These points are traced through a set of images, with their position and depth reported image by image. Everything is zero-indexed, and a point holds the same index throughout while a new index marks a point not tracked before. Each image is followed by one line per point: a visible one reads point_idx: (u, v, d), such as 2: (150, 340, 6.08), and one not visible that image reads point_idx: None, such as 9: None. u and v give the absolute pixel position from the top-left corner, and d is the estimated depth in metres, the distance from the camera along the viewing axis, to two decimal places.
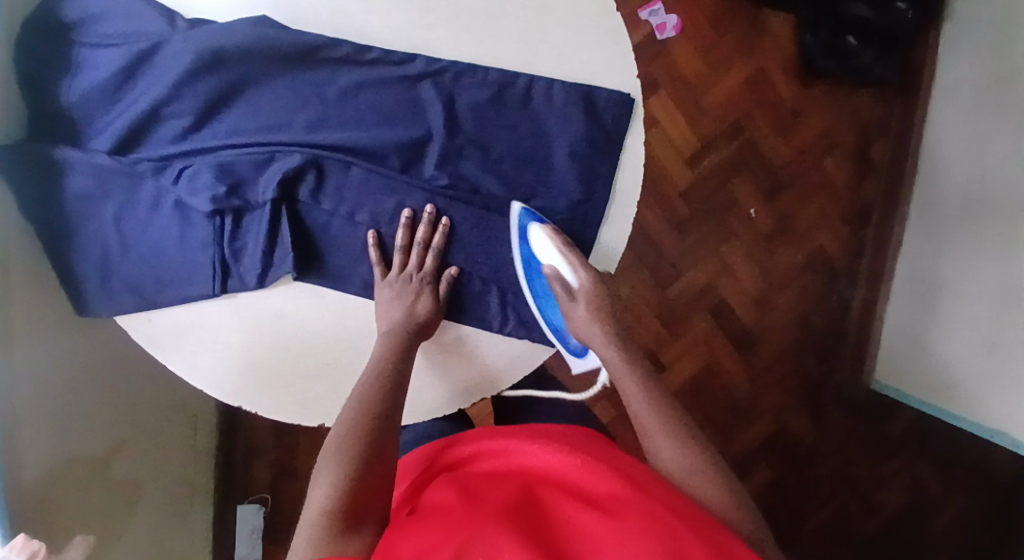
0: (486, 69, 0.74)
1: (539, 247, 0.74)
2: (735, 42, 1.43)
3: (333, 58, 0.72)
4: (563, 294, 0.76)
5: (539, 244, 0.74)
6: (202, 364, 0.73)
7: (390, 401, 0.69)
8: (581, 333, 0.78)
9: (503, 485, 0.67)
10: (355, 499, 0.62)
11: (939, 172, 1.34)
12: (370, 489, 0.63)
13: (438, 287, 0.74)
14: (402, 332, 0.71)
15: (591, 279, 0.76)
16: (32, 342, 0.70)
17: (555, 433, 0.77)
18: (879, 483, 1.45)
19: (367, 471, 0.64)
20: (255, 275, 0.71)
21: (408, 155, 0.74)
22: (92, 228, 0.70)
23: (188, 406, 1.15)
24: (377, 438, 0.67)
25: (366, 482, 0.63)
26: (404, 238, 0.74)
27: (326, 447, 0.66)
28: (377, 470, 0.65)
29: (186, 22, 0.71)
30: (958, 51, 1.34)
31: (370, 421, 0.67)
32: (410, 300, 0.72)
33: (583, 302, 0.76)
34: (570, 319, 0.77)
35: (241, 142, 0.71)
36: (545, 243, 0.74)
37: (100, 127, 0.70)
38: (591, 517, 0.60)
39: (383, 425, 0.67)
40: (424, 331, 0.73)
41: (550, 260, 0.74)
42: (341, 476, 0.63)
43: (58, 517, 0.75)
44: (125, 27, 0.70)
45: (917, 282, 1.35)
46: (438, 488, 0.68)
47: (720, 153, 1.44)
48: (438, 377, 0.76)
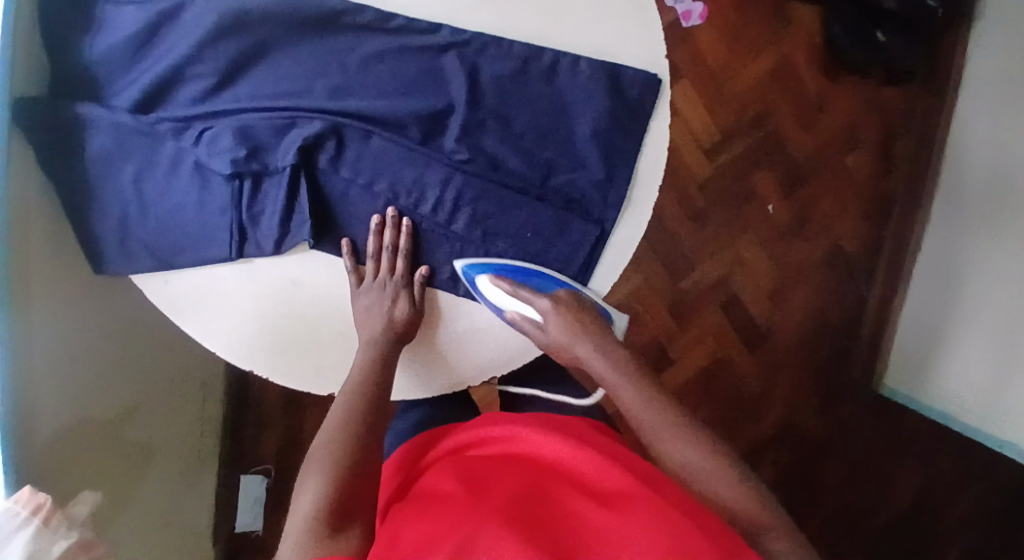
0: (511, 42, 0.74)
1: (491, 298, 0.73)
2: (761, 32, 1.42)
3: (356, 25, 0.72)
4: (536, 331, 0.74)
5: (491, 295, 0.73)
6: (218, 328, 0.74)
7: (378, 400, 0.71)
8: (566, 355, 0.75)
9: (507, 474, 0.69)
10: (340, 502, 0.63)
11: (964, 170, 1.32)
12: (359, 489, 0.65)
13: (414, 289, 0.74)
14: (384, 340, 0.72)
15: (553, 307, 0.73)
16: (48, 297, 0.71)
17: (555, 419, 0.79)
18: (887, 484, 1.44)
19: (358, 472, 0.66)
20: (272, 241, 0.71)
21: (428, 127, 0.73)
22: (111, 188, 0.70)
23: (199, 372, 1.15)
24: (366, 438, 0.68)
25: (356, 482, 0.65)
26: (374, 244, 0.73)
27: (314, 447, 0.68)
28: (367, 469, 0.67)
29: None
30: (988, 46, 1.32)
31: (360, 421, 0.69)
32: (382, 310, 0.72)
33: (558, 330, 0.74)
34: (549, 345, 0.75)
35: (262, 106, 0.71)
36: (496, 293, 0.73)
37: (122, 86, 0.70)
38: (607, 514, 0.61)
39: (372, 426, 0.69)
40: (404, 335, 0.73)
41: (507, 306, 0.74)
42: (331, 472, 0.65)
43: (69, 474, 0.76)
44: None
45: (936, 280, 1.34)
46: (438, 472, 0.70)
47: (740, 143, 1.42)
48: (423, 376, 0.77)
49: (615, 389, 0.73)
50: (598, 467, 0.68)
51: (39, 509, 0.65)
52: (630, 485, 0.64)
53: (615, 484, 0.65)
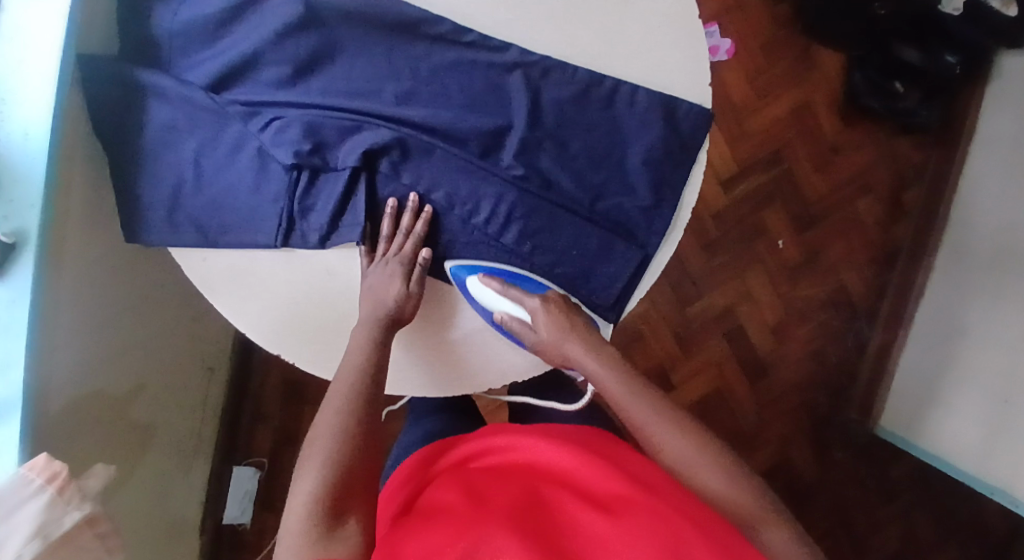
0: (577, 67, 0.76)
1: (481, 297, 0.74)
2: (785, 73, 1.45)
3: (432, 35, 0.74)
4: (525, 330, 0.75)
5: (481, 294, 0.75)
6: (250, 309, 0.74)
7: (371, 394, 0.70)
8: (555, 357, 0.75)
9: (507, 482, 0.69)
10: (335, 502, 0.63)
11: (971, 225, 1.35)
12: (352, 489, 0.65)
13: (413, 272, 0.73)
14: (375, 321, 0.71)
15: (541, 305, 0.74)
16: (80, 263, 0.72)
17: (557, 428, 0.78)
18: (872, 528, 1.45)
19: (352, 469, 0.66)
20: (318, 235, 0.72)
21: (488, 142, 0.75)
22: (169, 160, 0.71)
23: (207, 358, 1.14)
24: (363, 432, 0.68)
25: (350, 480, 0.65)
26: (388, 227, 0.74)
27: (308, 443, 0.67)
28: (362, 469, 0.66)
29: None
30: (1003, 107, 1.36)
31: (357, 416, 0.68)
32: (381, 291, 0.71)
33: (545, 328, 0.74)
34: (539, 349, 0.75)
35: (331, 105, 0.72)
36: (487, 292, 0.74)
37: (197, 63, 0.72)
38: (607, 524, 0.62)
39: (370, 421, 0.69)
40: (401, 317, 0.72)
41: (496, 305, 0.74)
42: (326, 467, 0.64)
43: (73, 444, 0.76)
44: None
45: (937, 330, 1.36)
46: (442, 483, 0.71)
47: (756, 179, 1.45)
48: (431, 370, 0.77)
49: (606, 385, 0.75)
50: (591, 470, 0.69)
51: (53, 478, 0.64)
52: (627, 488, 0.65)
53: (612, 491, 0.66)
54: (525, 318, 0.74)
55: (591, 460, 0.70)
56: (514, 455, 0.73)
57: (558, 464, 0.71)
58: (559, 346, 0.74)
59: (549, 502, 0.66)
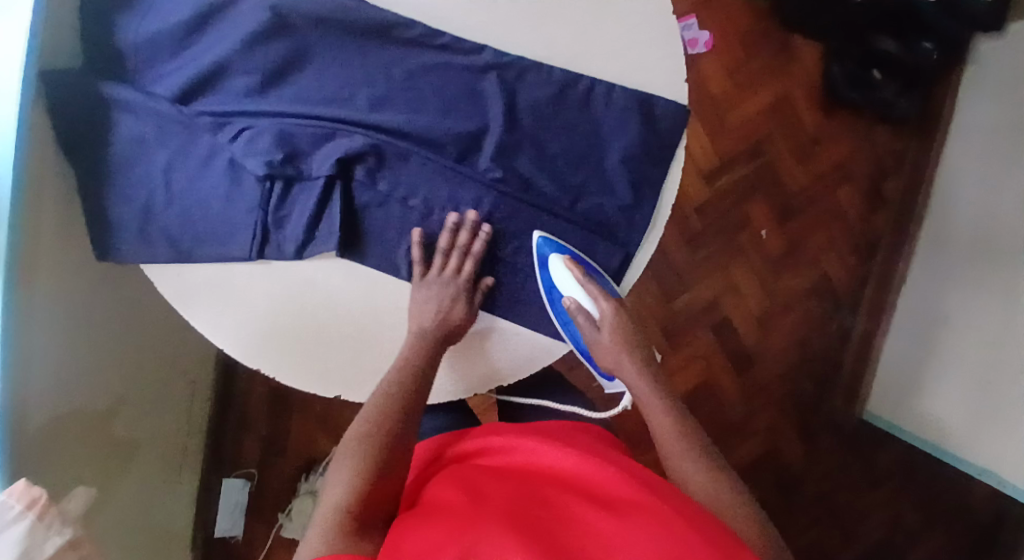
0: (552, 67, 0.75)
1: (558, 277, 0.75)
2: (764, 64, 1.45)
3: (405, 39, 0.73)
4: (589, 324, 0.76)
5: (558, 274, 0.75)
6: (228, 324, 0.72)
7: (416, 396, 0.70)
8: (607, 362, 0.77)
9: (508, 480, 0.68)
10: (365, 499, 0.63)
11: (952, 213, 1.36)
12: (383, 481, 0.65)
13: (473, 295, 0.75)
14: (437, 336, 0.72)
15: (613, 309, 0.76)
16: (54, 281, 0.70)
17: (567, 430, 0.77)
18: (862, 514, 1.46)
19: (384, 478, 0.65)
20: (295, 245, 0.71)
21: (465, 145, 0.74)
22: (139, 174, 0.70)
23: (188, 370, 1.12)
24: (390, 445, 0.67)
25: (378, 489, 0.64)
26: (446, 243, 0.74)
27: (339, 454, 0.67)
28: (391, 478, 0.66)
29: None
30: (979, 94, 1.37)
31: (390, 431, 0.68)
32: (444, 307, 0.72)
33: (610, 330, 0.76)
34: (596, 347, 0.77)
35: (304, 113, 0.71)
36: (566, 274, 0.74)
37: (163, 74, 0.70)
38: (606, 523, 0.60)
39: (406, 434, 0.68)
40: (454, 336, 0.73)
41: (571, 290, 0.75)
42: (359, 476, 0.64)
43: (54, 466, 0.74)
44: None
45: (920, 317, 1.37)
46: (444, 482, 0.69)
47: (738, 171, 1.45)
48: (452, 368, 0.77)
49: (639, 395, 0.75)
50: (593, 469, 0.68)
51: (33, 504, 0.63)
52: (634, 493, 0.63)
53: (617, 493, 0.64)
54: (592, 313, 0.76)
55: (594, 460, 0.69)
56: (517, 454, 0.73)
57: (560, 463, 0.70)
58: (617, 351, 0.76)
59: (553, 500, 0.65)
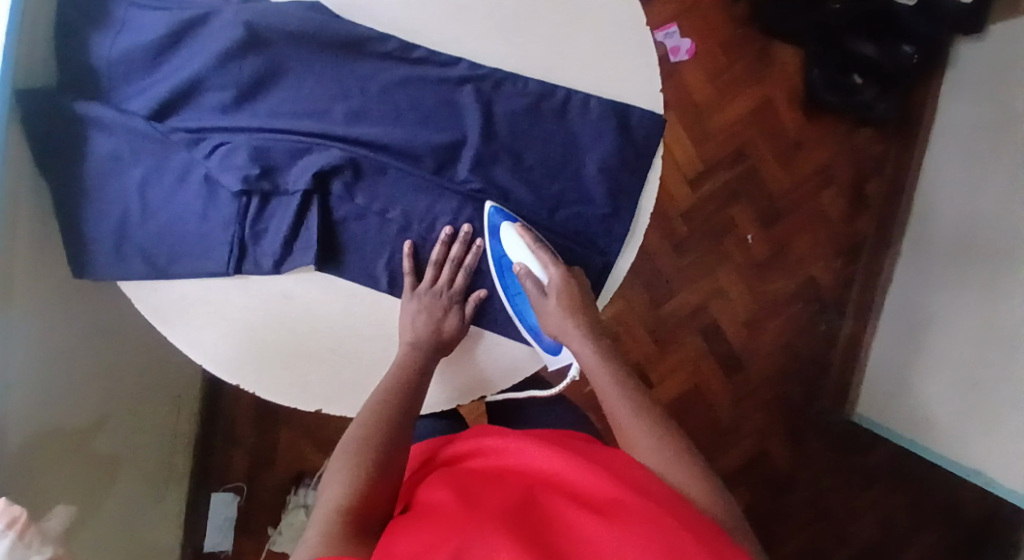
0: (527, 79, 0.75)
1: (509, 246, 0.75)
2: (745, 70, 1.46)
3: (380, 52, 0.73)
4: (536, 291, 0.75)
5: (509, 242, 0.75)
6: (205, 339, 0.72)
7: (410, 401, 0.70)
8: (552, 329, 0.76)
9: (500, 484, 0.63)
10: (366, 499, 0.62)
11: (935, 215, 1.37)
12: (384, 480, 0.64)
13: (465, 307, 0.76)
14: (428, 347, 0.72)
15: (562, 276, 0.75)
16: (30, 299, 0.70)
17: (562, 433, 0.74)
18: (853, 516, 1.47)
19: (371, 487, 0.63)
20: (272, 260, 0.71)
21: (442, 158, 0.75)
22: (114, 190, 0.70)
23: (174, 385, 1.11)
24: (387, 445, 0.66)
25: (366, 499, 0.61)
26: (439, 254, 0.75)
27: (327, 472, 0.65)
28: (379, 489, 0.63)
29: None
30: (959, 97, 1.39)
31: (377, 443, 0.66)
32: (437, 318, 0.72)
33: (556, 297, 0.74)
34: (542, 316, 0.75)
35: (280, 128, 0.71)
36: (515, 242, 0.74)
37: (137, 90, 0.70)
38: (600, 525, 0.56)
39: (395, 443, 0.67)
40: (447, 348, 0.74)
41: (521, 258, 0.75)
42: (344, 489, 0.62)
43: (35, 484, 0.73)
44: None
45: (906, 318, 1.38)
46: (436, 485, 0.65)
47: (722, 177, 1.46)
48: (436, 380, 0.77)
49: (585, 361, 0.75)
50: (590, 471, 0.62)
51: (12, 523, 0.62)
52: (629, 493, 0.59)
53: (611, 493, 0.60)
54: (541, 280, 0.75)
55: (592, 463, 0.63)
56: (507, 453, 0.68)
57: (555, 465, 0.64)
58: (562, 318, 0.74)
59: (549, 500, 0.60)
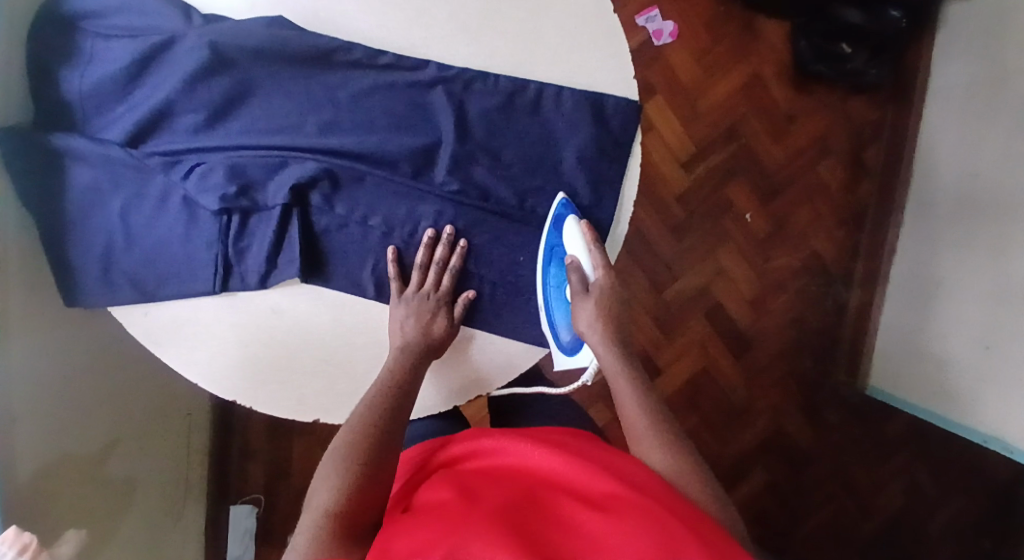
0: (497, 76, 0.75)
1: (568, 238, 0.75)
2: (731, 48, 1.45)
3: (347, 62, 0.74)
4: (578, 287, 0.75)
5: (570, 236, 0.75)
6: (199, 360, 0.73)
7: (400, 401, 0.70)
8: (581, 325, 0.76)
9: (500, 488, 0.61)
10: (355, 503, 0.62)
11: (935, 178, 1.35)
12: (376, 479, 0.65)
13: (454, 309, 0.75)
14: (416, 346, 0.72)
15: (607, 281, 0.76)
16: (29, 332, 0.71)
17: (558, 431, 0.73)
18: (876, 488, 1.45)
19: (358, 494, 0.63)
20: (257, 275, 0.73)
21: (419, 162, 0.75)
22: (98, 220, 0.71)
23: (183, 404, 1.13)
24: (376, 447, 0.66)
25: (354, 509, 0.62)
26: (423, 258, 0.75)
27: (315, 478, 0.65)
28: (368, 494, 0.63)
29: (202, 19, 0.73)
30: (951, 56, 1.36)
31: (364, 447, 0.66)
32: (426, 321, 0.72)
33: (595, 299, 0.75)
34: (575, 312, 0.76)
35: (254, 145, 0.72)
36: (576, 236, 0.75)
37: (112, 119, 0.72)
38: (601, 521, 0.54)
39: (384, 448, 0.67)
40: (435, 349, 0.73)
41: (575, 252, 0.76)
42: (332, 497, 0.62)
43: (50, 511, 0.75)
44: (140, 22, 0.72)
45: (915, 284, 1.36)
46: (435, 486, 0.64)
47: (715, 156, 1.45)
48: (433, 382, 0.77)
49: (601, 359, 0.75)
50: (589, 475, 0.61)
51: (24, 549, 0.63)
52: (630, 492, 0.57)
53: (612, 491, 0.58)
54: (587, 278, 0.75)
55: (589, 465, 0.62)
56: (505, 453, 0.67)
57: (554, 465, 0.63)
58: (594, 318, 0.75)
59: (547, 499, 0.59)
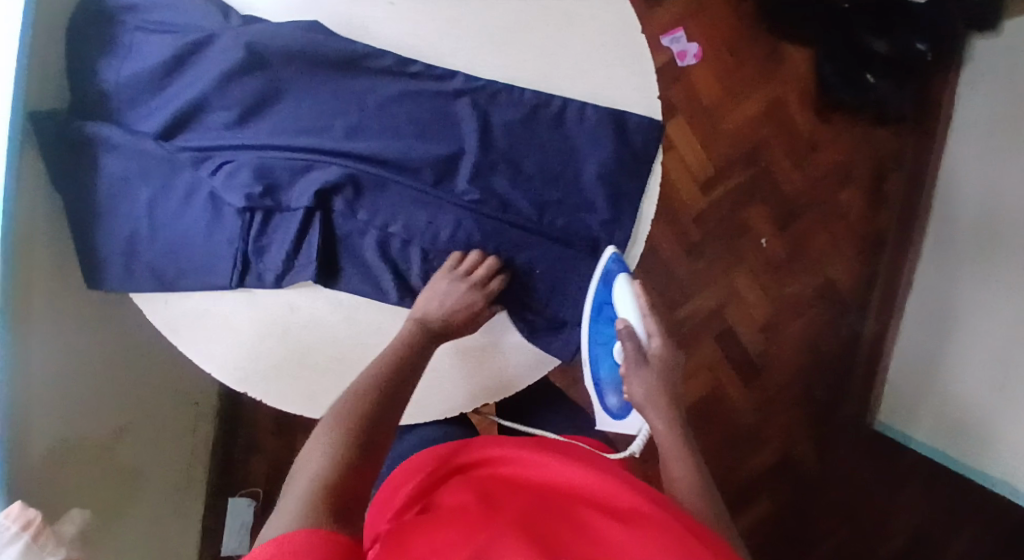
0: (523, 89, 0.77)
1: (618, 298, 0.74)
2: (754, 71, 1.45)
3: (376, 67, 0.76)
4: (633, 354, 0.73)
5: (619, 295, 0.74)
6: (214, 350, 0.75)
7: (402, 380, 0.68)
8: (636, 396, 0.73)
9: (522, 500, 0.61)
10: (349, 473, 0.58)
11: (956, 211, 1.35)
12: (368, 454, 0.61)
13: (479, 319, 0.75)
14: (438, 318, 0.72)
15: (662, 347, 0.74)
16: (49, 313, 0.73)
17: (564, 445, 0.71)
18: (881, 520, 1.43)
19: (352, 464, 0.59)
20: (273, 275, 0.74)
21: (440, 170, 0.76)
22: (125, 209, 0.73)
23: (192, 392, 1.14)
24: (373, 424, 0.63)
25: (352, 473, 0.59)
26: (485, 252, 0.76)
27: (307, 445, 0.62)
28: (360, 468, 0.60)
29: (241, 21, 0.75)
30: (976, 90, 1.37)
31: (361, 420, 0.63)
32: (453, 298, 0.73)
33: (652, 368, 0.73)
34: (630, 382, 0.73)
35: (282, 146, 0.74)
36: (627, 298, 0.73)
37: (147, 113, 0.74)
38: (628, 537, 0.54)
39: (381, 418, 0.64)
40: (448, 333, 0.73)
41: (626, 315, 0.74)
42: (328, 461, 0.59)
43: (56, 489, 0.76)
44: (181, 20, 0.74)
45: (931, 316, 1.35)
46: (456, 492, 0.63)
47: (734, 179, 1.45)
48: (442, 389, 0.77)
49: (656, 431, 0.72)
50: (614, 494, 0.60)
51: (28, 525, 0.64)
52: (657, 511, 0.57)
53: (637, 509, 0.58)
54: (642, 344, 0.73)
55: (612, 484, 0.62)
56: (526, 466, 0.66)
57: (572, 480, 0.63)
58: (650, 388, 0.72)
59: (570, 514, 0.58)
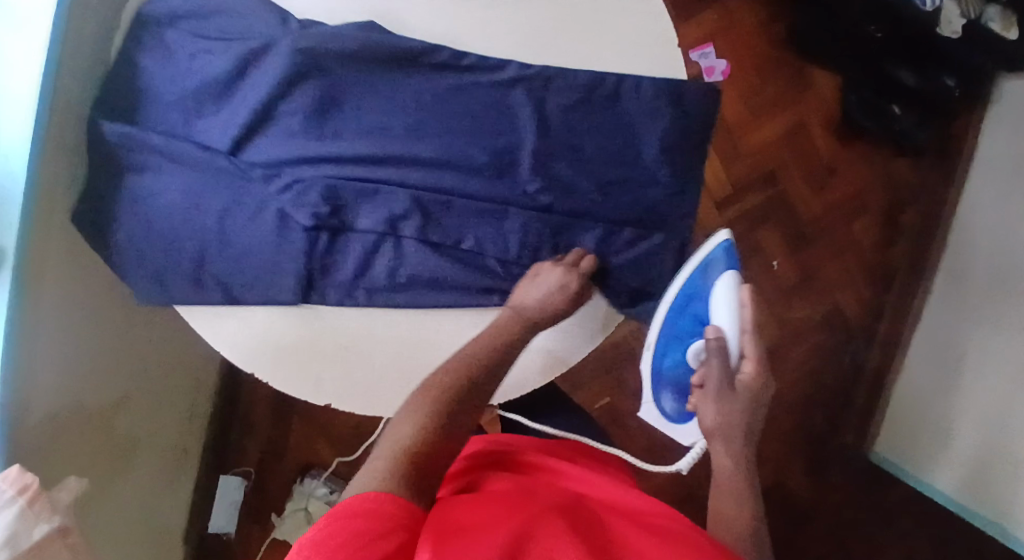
0: (576, 72, 0.77)
1: (717, 301, 0.75)
2: (780, 93, 1.45)
3: (433, 64, 0.76)
4: (716, 354, 0.73)
5: (720, 297, 0.75)
6: (225, 330, 0.76)
7: (493, 367, 0.69)
8: (710, 415, 0.73)
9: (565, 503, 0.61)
10: (434, 449, 0.61)
11: (970, 248, 1.33)
12: (454, 427, 0.64)
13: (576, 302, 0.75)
14: (532, 310, 0.73)
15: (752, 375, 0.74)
16: (60, 281, 0.72)
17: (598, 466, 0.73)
18: (871, 552, 1.43)
19: (438, 437, 0.62)
20: (341, 295, 0.76)
21: (501, 164, 0.77)
22: (194, 223, 0.73)
23: (193, 369, 1.12)
24: (460, 406, 0.65)
25: (437, 445, 0.61)
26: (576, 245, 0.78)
27: (399, 411, 0.64)
28: (444, 444, 0.62)
29: (298, 24, 0.75)
30: (1001, 129, 1.36)
31: (454, 394, 0.65)
32: (546, 287, 0.74)
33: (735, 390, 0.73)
34: (708, 389, 0.73)
35: (349, 163, 0.75)
36: (731, 303, 0.74)
37: (214, 122, 0.74)
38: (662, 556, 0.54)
39: (470, 400, 0.66)
40: (537, 322, 0.73)
41: (721, 320, 0.75)
42: (416, 432, 0.61)
43: (54, 455, 0.74)
44: (241, 27, 0.74)
45: (937, 353, 1.34)
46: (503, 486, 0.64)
47: (752, 199, 1.44)
48: None
49: (716, 459, 0.72)
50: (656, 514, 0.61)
51: (24, 490, 0.63)
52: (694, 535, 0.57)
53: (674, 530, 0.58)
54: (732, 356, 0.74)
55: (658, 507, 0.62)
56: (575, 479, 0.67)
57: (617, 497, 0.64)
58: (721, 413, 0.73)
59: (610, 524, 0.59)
